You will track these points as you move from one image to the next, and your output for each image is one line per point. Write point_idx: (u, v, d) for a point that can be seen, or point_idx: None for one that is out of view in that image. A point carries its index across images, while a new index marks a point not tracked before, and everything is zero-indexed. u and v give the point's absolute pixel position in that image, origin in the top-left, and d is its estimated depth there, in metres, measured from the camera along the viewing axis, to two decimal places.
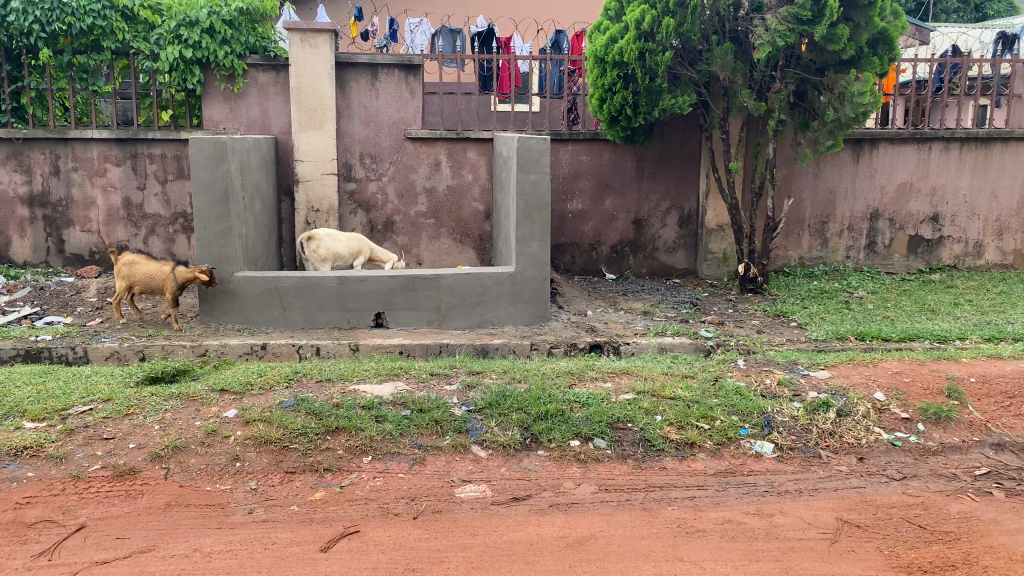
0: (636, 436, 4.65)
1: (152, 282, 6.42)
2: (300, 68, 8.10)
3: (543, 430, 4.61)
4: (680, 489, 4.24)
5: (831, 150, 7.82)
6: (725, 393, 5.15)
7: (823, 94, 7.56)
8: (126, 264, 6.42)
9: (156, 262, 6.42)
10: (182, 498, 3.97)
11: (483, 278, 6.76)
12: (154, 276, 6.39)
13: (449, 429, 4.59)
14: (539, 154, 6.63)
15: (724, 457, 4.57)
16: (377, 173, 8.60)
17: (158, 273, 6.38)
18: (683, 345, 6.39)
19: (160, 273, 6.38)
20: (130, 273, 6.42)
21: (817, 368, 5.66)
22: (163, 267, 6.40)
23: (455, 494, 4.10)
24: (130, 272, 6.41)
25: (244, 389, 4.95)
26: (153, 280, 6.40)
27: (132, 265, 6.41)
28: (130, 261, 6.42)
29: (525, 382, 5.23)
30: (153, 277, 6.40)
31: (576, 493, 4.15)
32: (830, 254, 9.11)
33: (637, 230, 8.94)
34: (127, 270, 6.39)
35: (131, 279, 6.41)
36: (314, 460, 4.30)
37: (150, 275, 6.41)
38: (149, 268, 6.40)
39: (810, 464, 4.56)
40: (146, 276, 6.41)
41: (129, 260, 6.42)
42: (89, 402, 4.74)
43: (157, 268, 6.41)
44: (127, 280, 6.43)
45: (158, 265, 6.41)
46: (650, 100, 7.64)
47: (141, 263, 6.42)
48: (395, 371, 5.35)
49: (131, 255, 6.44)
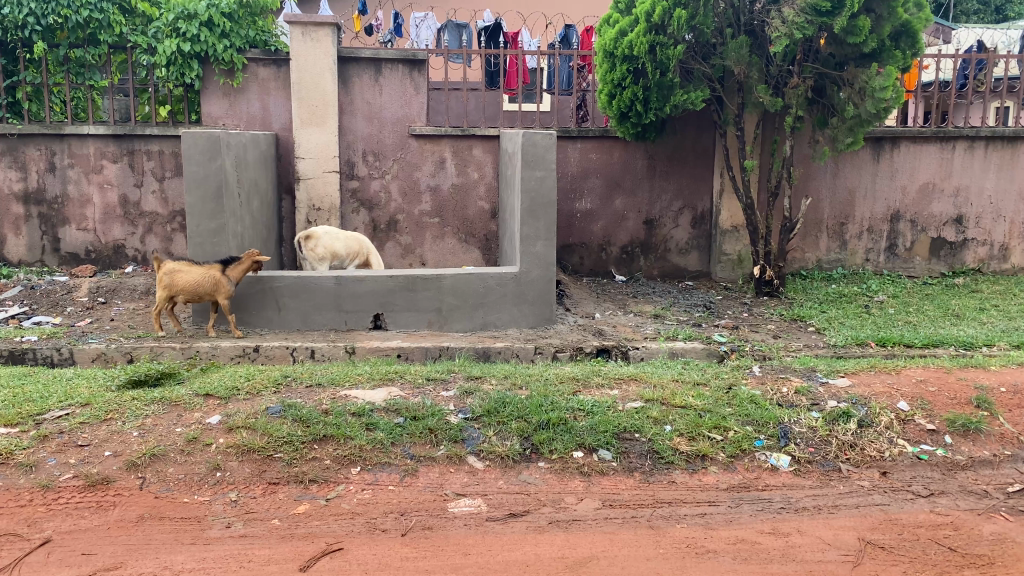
0: (644, 448, 4.36)
1: (201, 290, 5.89)
2: (301, 62, 7.85)
3: (544, 440, 4.33)
4: (689, 505, 3.95)
5: (850, 147, 7.50)
6: (739, 401, 4.85)
7: (843, 90, 7.25)
8: (168, 273, 5.85)
9: (202, 266, 5.91)
10: (156, 511, 3.72)
11: (486, 278, 6.51)
12: (202, 282, 5.89)
13: (444, 438, 4.32)
14: (545, 150, 6.35)
15: (738, 471, 4.28)
16: (380, 171, 8.36)
17: (207, 278, 5.89)
18: (695, 350, 6.09)
19: (209, 277, 5.90)
20: (174, 283, 5.86)
21: (837, 375, 5.35)
22: (211, 269, 5.92)
23: (448, 509, 3.83)
24: (173, 281, 5.85)
25: (229, 394, 4.70)
26: (202, 286, 5.91)
27: (174, 273, 5.84)
28: (171, 269, 5.87)
29: (527, 389, 4.94)
30: (202, 283, 5.89)
31: (578, 509, 3.87)
32: (848, 257, 8.79)
33: (648, 230, 8.65)
34: (170, 280, 5.84)
35: (175, 289, 5.88)
36: (299, 470, 4.04)
37: (197, 282, 5.88)
38: (194, 274, 5.88)
39: (829, 479, 4.26)
40: (192, 282, 5.88)
41: (171, 268, 5.86)
42: (66, 406, 4.50)
43: (204, 273, 5.90)
44: (171, 290, 5.88)
45: (205, 269, 5.91)
46: (661, 95, 7.35)
47: (184, 270, 5.88)
48: (390, 376, 5.09)
49: (171, 263, 5.87)
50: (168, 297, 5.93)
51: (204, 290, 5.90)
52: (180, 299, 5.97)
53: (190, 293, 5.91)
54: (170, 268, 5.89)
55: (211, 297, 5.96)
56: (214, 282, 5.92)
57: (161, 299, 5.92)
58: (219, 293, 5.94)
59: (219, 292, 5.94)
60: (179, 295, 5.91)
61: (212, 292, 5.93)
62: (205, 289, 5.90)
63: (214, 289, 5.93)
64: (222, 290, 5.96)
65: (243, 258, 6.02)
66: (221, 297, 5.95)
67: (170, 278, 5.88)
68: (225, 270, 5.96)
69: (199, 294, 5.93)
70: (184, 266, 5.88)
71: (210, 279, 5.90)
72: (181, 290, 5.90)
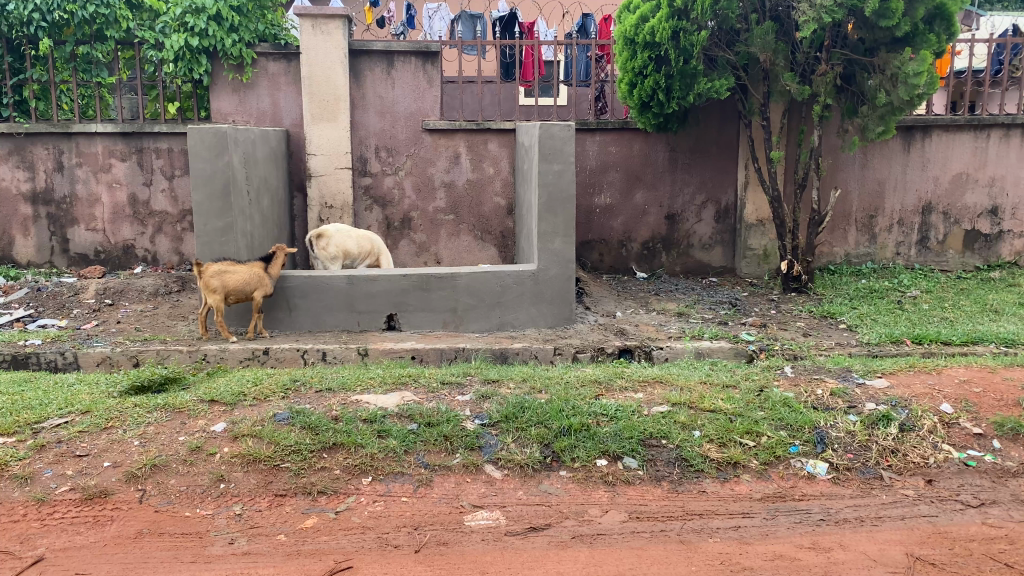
0: (671, 456, 4.11)
1: (250, 288, 5.76)
2: (311, 56, 7.64)
3: (565, 447, 4.09)
4: (722, 517, 3.70)
5: (881, 136, 7.20)
6: (772, 405, 4.58)
7: (874, 76, 6.95)
8: (217, 275, 5.62)
9: (245, 264, 5.77)
10: (156, 526, 3.52)
11: (502, 276, 6.28)
12: (249, 280, 5.76)
13: (460, 446, 4.09)
14: (563, 142, 6.09)
15: (772, 480, 4.02)
16: (394, 167, 8.14)
17: (254, 275, 5.77)
18: (722, 350, 5.82)
19: (255, 275, 5.78)
20: (224, 284, 5.65)
21: (874, 376, 5.06)
22: (255, 267, 5.81)
23: (464, 522, 3.61)
24: (223, 283, 5.64)
25: (235, 400, 4.48)
26: (250, 284, 5.77)
27: (225, 275, 5.63)
28: (219, 270, 5.64)
29: (547, 393, 4.69)
30: (249, 281, 5.76)
31: (603, 522, 3.63)
32: (878, 251, 8.48)
33: (670, 226, 8.39)
34: (221, 282, 5.62)
35: (224, 290, 5.67)
36: (307, 481, 3.82)
37: (245, 281, 5.74)
38: (241, 273, 5.73)
39: (870, 488, 4.00)
40: (240, 281, 5.72)
41: (219, 269, 5.64)
42: (66, 414, 4.31)
43: (249, 271, 5.77)
44: (220, 292, 5.67)
45: (249, 267, 5.78)
46: (684, 84, 7.07)
47: (230, 270, 5.69)
48: (402, 380, 4.85)
49: (218, 264, 5.63)
50: (216, 301, 5.69)
51: (252, 288, 5.78)
52: (225, 302, 5.76)
53: (236, 293, 5.74)
54: (215, 269, 5.65)
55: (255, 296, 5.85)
56: (259, 278, 5.81)
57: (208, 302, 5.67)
58: (264, 291, 5.86)
59: (263, 289, 5.85)
60: (226, 297, 5.71)
61: (258, 290, 5.82)
62: (253, 287, 5.77)
63: (260, 287, 5.82)
64: (265, 287, 5.87)
65: (279, 253, 5.95)
66: (264, 294, 5.86)
67: (218, 280, 5.65)
68: (267, 267, 5.88)
69: (245, 294, 5.78)
70: (230, 266, 5.69)
71: (256, 277, 5.79)
72: (228, 291, 5.70)
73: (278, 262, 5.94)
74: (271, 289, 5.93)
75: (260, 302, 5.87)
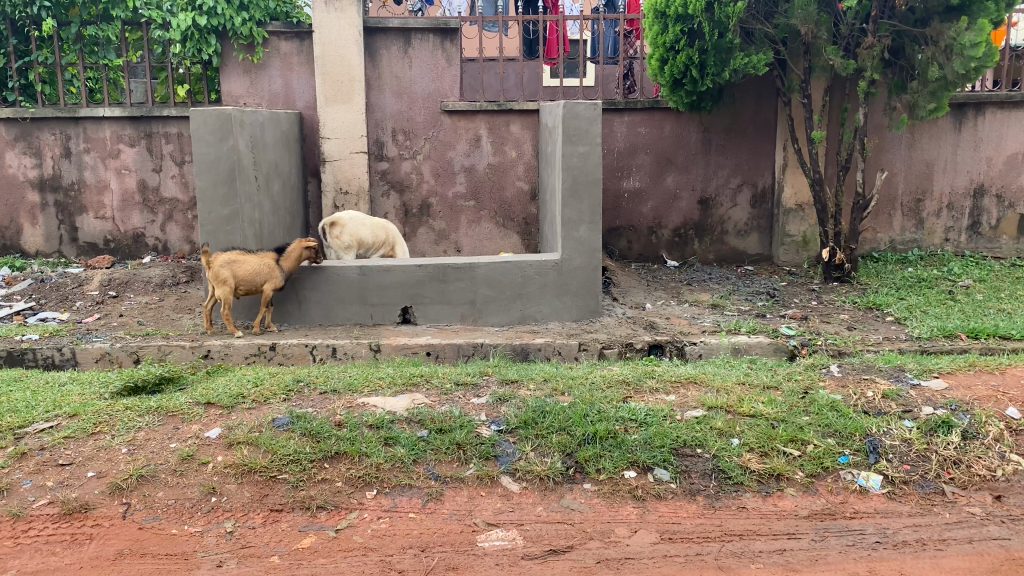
0: (707, 467, 3.72)
1: (259, 281, 5.44)
2: (324, 35, 7.26)
3: (590, 457, 3.72)
4: (765, 539, 3.31)
5: (933, 114, 6.70)
6: (819, 409, 4.17)
7: (924, 49, 6.45)
8: (225, 265, 5.32)
9: (256, 255, 5.46)
10: (138, 546, 3.21)
11: (523, 266, 5.90)
12: (260, 271, 5.45)
13: (474, 455, 3.73)
14: (588, 122, 5.68)
15: (820, 494, 3.62)
16: (411, 151, 7.78)
17: (264, 267, 5.45)
18: (762, 346, 5.38)
19: (266, 266, 5.47)
20: (234, 275, 5.34)
21: (930, 376, 4.62)
22: (266, 258, 5.50)
23: (477, 543, 3.26)
24: (232, 274, 5.34)
25: (233, 403, 4.16)
26: (260, 276, 5.45)
27: (234, 265, 5.32)
28: (227, 260, 5.33)
29: (570, 396, 4.31)
30: (259, 273, 5.44)
31: (631, 544, 3.26)
32: (926, 237, 7.97)
33: (703, 211, 7.95)
34: (228, 272, 5.32)
35: (233, 282, 5.36)
36: (305, 495, 3.49)
37: (255, 272, 5.42)
38: (251, 263, 5.42)
39: (931, 505, 3.58)
40: (250, 273, 5.41)
41: (228, 259, 5.33)
42: (52, 418, 4.00)
43: (259, 261, 5.45)
44: (230, 283, 5.35)
45: (260, 258, 5.46)
46: (719, 59, 6.61)
47: (239, 260, 5.38)
48: (414, 381, 4.49)
49: (227, 254, 5.33)
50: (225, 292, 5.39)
51: (261, 281, 5.45)
52: (234, 293, 5.45)
53: (246, 284, 5.43)
54: (224, 259, 5.34)
55: (266, 288, 5.52)
56: (270, 270, 5.50)
57: (216, 293, 5.37)
58: (275, 284, 5.53)
59: (273, 282, 5.53)
60: (235, 289, 5.40)
61: (268, 282, 5.50)
62: (262, 279, 5.45)
63: (270, 279, 5.50)
64: (277, 280, 5.54)
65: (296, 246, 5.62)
66: (275, 288, 5.53)
67: (228, 270, 5.34)
68: (280, 259, 5.56)
69: (255, 286, 5.46)
70: (240, 255, 5.38)
71: (267, 268, 5.48)
72: (238, 282, 5.39)
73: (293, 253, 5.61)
74: (283, 282, 5.59)
75: (271, 296, 5.55)
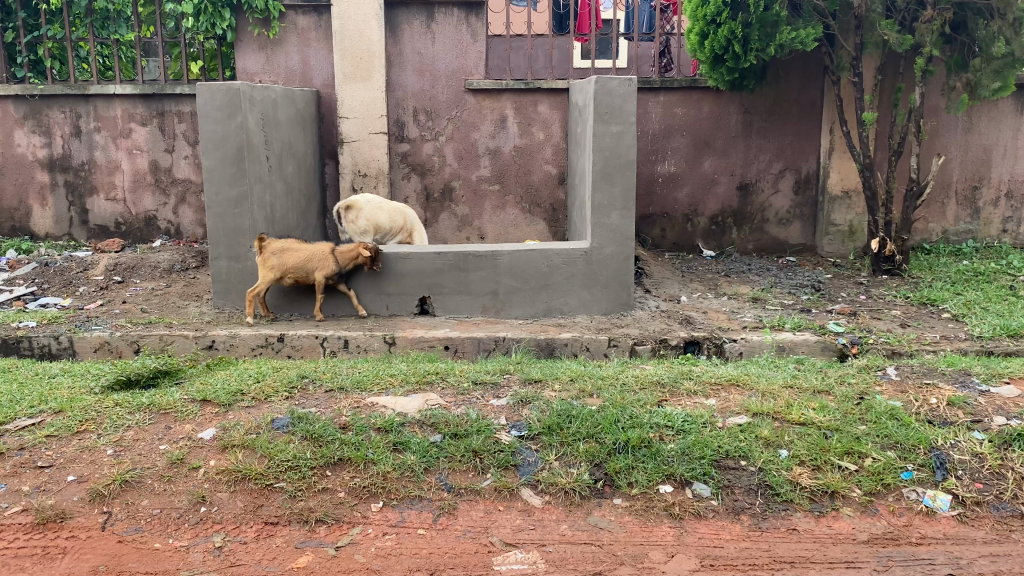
0: (752, 481, 3.32)
1: (308, 269, 5.22)
2: (343, 8, 6.91)
3: (620, 469, 3.33)
4: (820, 568, 2.92)
5: (998, 94, 6.19)
6: (876, 417, 3.74)
7: (990, 22, 5.94)
8: (274, 253, 5.17)
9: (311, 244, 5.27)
10: (115, 562, 2.88)
11: (550, 255, 5.51)
12: (311, 260, 5.23)
13: (491, 464, 3.36)
14: (622, 99, 5.26)
15: (880, 516, 3.20)
16: (433, 133, 7.40)
17: (315, 255, 5.23)
18: (808, 344, 4.94)
19: (317, 255, 5.23)
20: (281, 263, 5.17)
21: (999, 382, 4.16)
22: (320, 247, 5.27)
23: (492, 566, 2.89)
24: (280, 262, 5.17)
25: (231, 401, 3.82)
26: (309, 265, 5.23)
27: (282, 253, 5.17)
28: (278, 248, 5.18)
29: (598, 399, 3.91)
30: (309, 261, 5.22)
31: (667, 572, 2.87)
32: (981, 227, 7.46)
33: (742, 198, 7.50)
34: (275, 259, 5.15)
35: (281, 269, 5.18)
36: (303, 507, 3.13)
37: (304, 260, 5.21)
38: (302, 252, 5.22)
39: (1010, 531, 3.15)
40: (301, 261, 5.21)
41: (278, 247, 5.18)
42: (35, 414, 3.69)
43: (311, 250, 5.24)
44: (278, 272, 5.18)
45: (312, 247, 5.25)
46: (764, 33, 6.14)
47: (291, 248, 5.22)
48: (428, 379, 4.12)
49: (277, 241, 5.19)
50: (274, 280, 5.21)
51: (311, 269, 5.23)
52: (286, 283, 5.27)
53: (295, 273, 5.23)
54: (277, 246, 5.20)
55: (318, 278, 5.28)
56: (322, 260, 5.25)
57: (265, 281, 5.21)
58: (327, 273, 5.26)
59: (326, 271, 5.26)
60: (283, 278, 5.21)
61: (320, 271, 5.25)
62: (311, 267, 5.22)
63: (321, 268, 5.25)
64: (329, 270, 5.27)
65: (353, 245, 5.33)
66: (326, 278, 5.27)
67: (278, 259, 5.18)
68: (336, 250, 5.29)
69: (305, 274, 5.24)
70: (293, 244, 5.22)
71: (318, 257, 5.23)
72: (288, 271, 5.21)
73: (351, 250, 5.31)
74: (337, 273, 5.30)
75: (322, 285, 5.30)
